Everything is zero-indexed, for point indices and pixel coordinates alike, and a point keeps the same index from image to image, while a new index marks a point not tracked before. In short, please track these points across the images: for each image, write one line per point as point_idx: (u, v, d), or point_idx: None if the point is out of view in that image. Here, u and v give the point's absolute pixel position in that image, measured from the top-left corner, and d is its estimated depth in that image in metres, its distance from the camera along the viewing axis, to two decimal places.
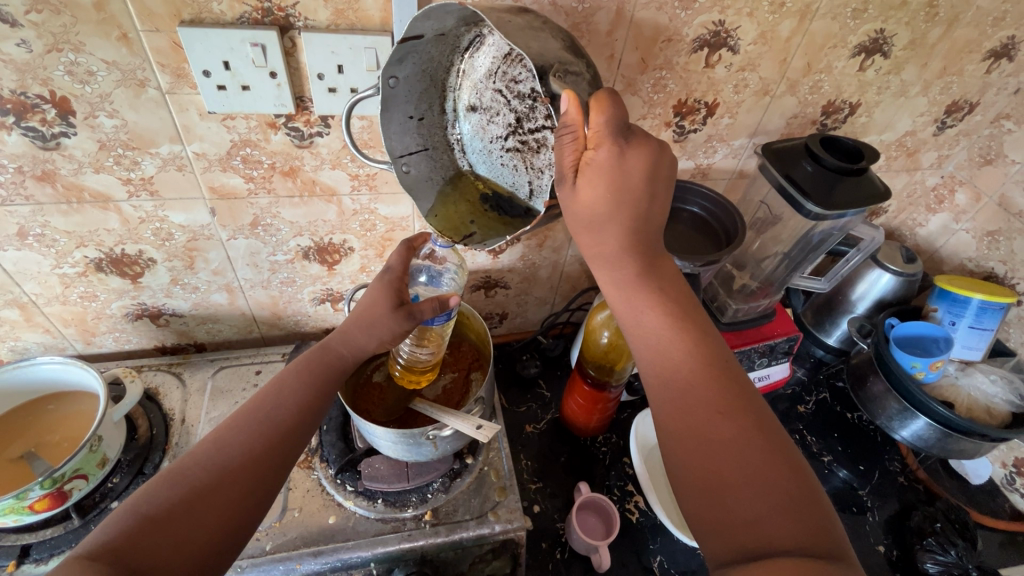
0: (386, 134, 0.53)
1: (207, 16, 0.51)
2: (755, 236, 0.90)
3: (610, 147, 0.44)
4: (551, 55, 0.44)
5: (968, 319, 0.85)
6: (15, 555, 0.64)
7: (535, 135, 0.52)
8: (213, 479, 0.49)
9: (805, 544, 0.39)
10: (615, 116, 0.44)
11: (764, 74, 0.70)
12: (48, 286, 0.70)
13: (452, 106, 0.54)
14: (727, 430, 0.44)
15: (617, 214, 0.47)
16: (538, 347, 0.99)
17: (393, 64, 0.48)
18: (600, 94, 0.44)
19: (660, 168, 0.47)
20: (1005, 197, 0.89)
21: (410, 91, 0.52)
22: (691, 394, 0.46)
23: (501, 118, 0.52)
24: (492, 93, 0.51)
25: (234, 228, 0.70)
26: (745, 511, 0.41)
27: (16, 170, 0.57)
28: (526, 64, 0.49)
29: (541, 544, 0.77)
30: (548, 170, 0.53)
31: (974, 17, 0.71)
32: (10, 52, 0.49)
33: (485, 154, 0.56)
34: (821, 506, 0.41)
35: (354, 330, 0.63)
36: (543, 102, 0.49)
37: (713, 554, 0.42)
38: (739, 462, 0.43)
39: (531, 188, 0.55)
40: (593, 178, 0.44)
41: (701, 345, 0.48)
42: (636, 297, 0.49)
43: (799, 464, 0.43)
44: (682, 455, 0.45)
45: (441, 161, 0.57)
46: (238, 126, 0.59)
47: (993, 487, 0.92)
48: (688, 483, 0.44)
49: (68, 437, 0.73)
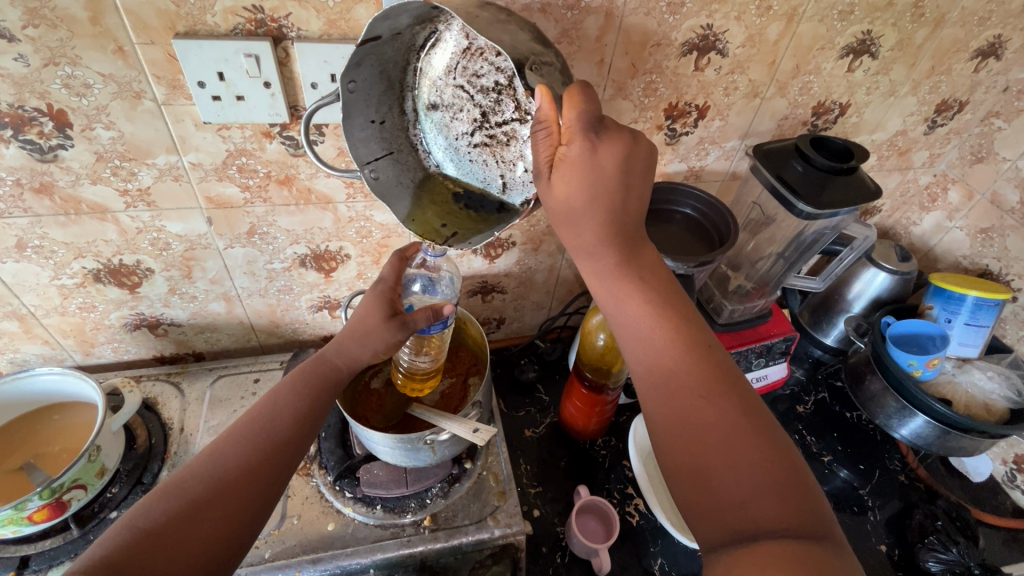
0: (350, 142, 0.51)
1: (201, 29, 0.52)
2: (749, 237, 0.90)
3: (582, 143, 0.44)
4: (534, 55, 0.45)
5: (963, 317, 0.85)
6: (14, 565, 0.64)
7: (504, 127, 0.54)
8: (210, 492, 0.49)
9: (791, 525, 0.39)
10: (586, 111, 0.44)
11: (753, 76, 0.70)
12: (47, 297, 0.70)
13: (412, 106, 0.53)
14: (711, 414, 0.44)
15: (593, 207, 0.47)
16: (536, 351, 0.99)
17: (352, 68, 0.47)
18: (573, 89, 0.44)
19: (635, 159, 0.48)
20: (997, 194, 0.89)
21: (369, 94, 0.50)
22: (674, 380, 0.46)
23: (466, 114, 0.53)
24: (453, 89, 0.52)
25: (231, 236, 0.70)
26: (732, 494, 0.41)
27: (14, 183, 0.58)
28: (487, 57, 0.50)
29: (541, 549, 0.77)
30: (519, 161, 0.55)
31: (961, 17, 0.72)
32: (8, 67, 0.50)
33: (452, 152, 0.56)
34: (808, 486, 0.42)
35: (348, 342, 0.63)
36: (511, 93, 0.51)
37: (704, 538, 0.42)
38: (725, 446, 0.43)
39: (503, 180, 0.57)
40: (568, 175, 0.46)
41: (683, 332, 0.48)
42: (617, 283, 0.50)
43: (784, 444, 0.44)
44: (669, 442, 0.45)
45: (408, 163, 0.56)
46: (233, 136, 0.60)
47: (995, 484, 0.92)
48: (675, 468, 0.45)
49: (67, 448, 0.73)
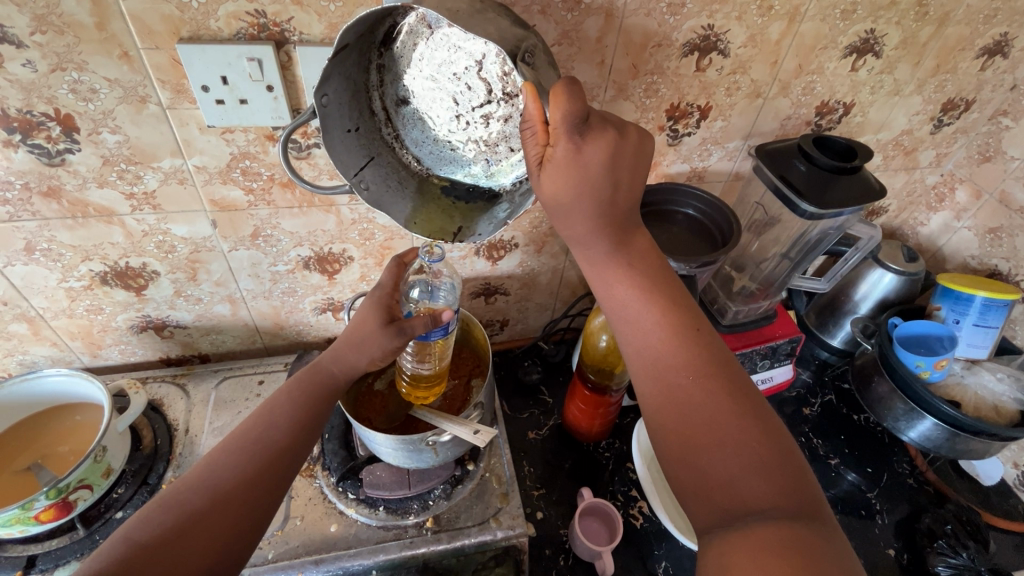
0: (333, 155, 0.50)
1: (205, 33, 0.52)
2: (753, 238, 0.90)
3: (566, 143, 0.44)
4: (526, 49, 0.44)
5: (971, 317, 0.84)
6: (21, 564, 0.65)
7: (481, 113, 0.51)
8: (206, 504, 0.49)
9: (778, 504, 0.40)
10: (572, 111, 0.42)
11: (755, 76, 0.70)
12: (55, 300, 0.71)
13: (381, 106, 0.52)
14: (698, 394, 0.45)
15: (580, 202, 0.47)
16: (539, 353, 1.00)
17: (320, 84, 0.45)
18: (557, 87, 0.42)
19: (622, 154, 0.47)
20: (1005, 194, 0.88)
21: (341, 105, 0.49)
22: (662, 361, 0.47)
23: (438, 105, 0.51)
24: (421, 82, 0.49)
25: (235, 239, 0.71)
26: (721, 474, 0.42)
27: (23, 187, 0.59)
28: (450, 43, 0.46)
29: (544, 551, 0.77)
30: (502, 143, 0.53)
31: (965, 16, 0.71)
32: (16, 72, 0.51)
33: (433, 145, 0.55)
34: (797, 466, 0.43)
35: (344, 348, 0.64)
36: (483, 78, 0.48)
37: (697, 519, 0.43)
38: (714, 427, 0.44)
39: (488, 163, 0.56)
40: (557, 173, 0.45)
41: (671, 315, 0.49)
42: (609, 270, 0.50)
43: (773, 425, 0.44)
44: (660, 421, 0.46)
45: (390, 164, 0.55)
46: (237, 139, 0.61)
47: (1006, 488, 0.90)
48: (667, 449, 0.46)
49: (74, 450, 0.74)
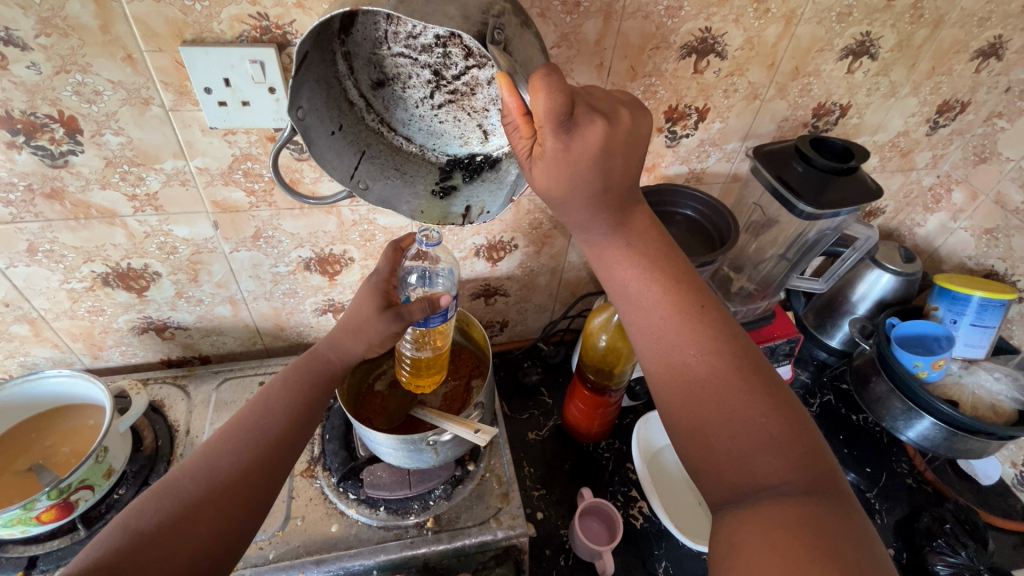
0: (327, 165, 0.50)
1: (208, 36, 0.53)
2: (751, 239, 0.90)
3: (553, 138, 0.43)
4: (501, 32, 0.43)
5: (969, 317, 0.84)
6: (23, 565, 0.65)
7: (462, 80, 0.51)
8: (204, 492, 0.50)
9: (789, 479, 0.41)
10: (555, 103, 0.41)
11: (752, 79, 0.71)
12: (57, 301, 0.71)
13: (358, 94, 0.52)
14: (702, 371, 0.46)
15: (573, 198, 0.48)
16: (538, 354, 1.00)
17: (295, 95, 0.45)
18: (535, 78, 0.40)
19: (615, 140, 0.45)
20: (1002, 194, 0.89)
21: (320, 108, 0.49)
22: (664, 340, 0.48)
23: (418, 79, 0.51)
24: (395, 59, 0.50)
25: (237, 240, 0.71)
26: (729, 450, 0.43)
27: (26, 188, 0.59)
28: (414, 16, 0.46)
29: (544, 552, 0.77)
30: (490, 105, 0.53)
31: (960, 18, 0.72)
32: (21, 74, 0.51)
33: (422, 121, 0.55)
34: (809, 442, 0.43)
35: (343, 335, 0.65)
36: (456, 43, 0.48)
37: (709, 495, 0.44)
38: (720, 403, 0.44)
39: (482, 129, 0.56)
40: (547, 169, 0.45)
41: (672, 292, 0.49)
42: (606, 251, 0.51)
43: (782, 398, 0.45)
44: (667, 400, 0.47)
45: (380, 152, 0.56)
46: (239, 141, 0.61)
47: (1005, 487, 0.91)
48: (676, 428, 0.47)
49: (75, 451, 0.74)
